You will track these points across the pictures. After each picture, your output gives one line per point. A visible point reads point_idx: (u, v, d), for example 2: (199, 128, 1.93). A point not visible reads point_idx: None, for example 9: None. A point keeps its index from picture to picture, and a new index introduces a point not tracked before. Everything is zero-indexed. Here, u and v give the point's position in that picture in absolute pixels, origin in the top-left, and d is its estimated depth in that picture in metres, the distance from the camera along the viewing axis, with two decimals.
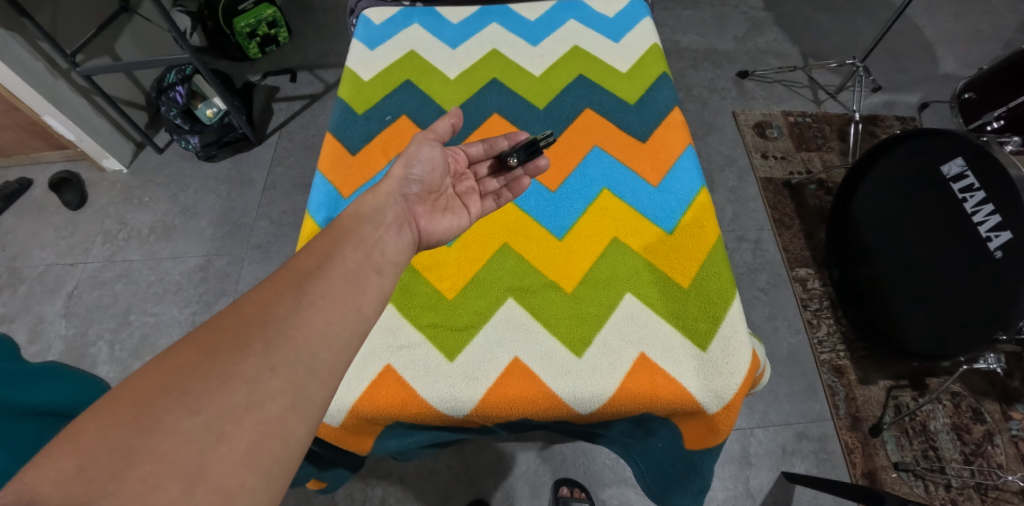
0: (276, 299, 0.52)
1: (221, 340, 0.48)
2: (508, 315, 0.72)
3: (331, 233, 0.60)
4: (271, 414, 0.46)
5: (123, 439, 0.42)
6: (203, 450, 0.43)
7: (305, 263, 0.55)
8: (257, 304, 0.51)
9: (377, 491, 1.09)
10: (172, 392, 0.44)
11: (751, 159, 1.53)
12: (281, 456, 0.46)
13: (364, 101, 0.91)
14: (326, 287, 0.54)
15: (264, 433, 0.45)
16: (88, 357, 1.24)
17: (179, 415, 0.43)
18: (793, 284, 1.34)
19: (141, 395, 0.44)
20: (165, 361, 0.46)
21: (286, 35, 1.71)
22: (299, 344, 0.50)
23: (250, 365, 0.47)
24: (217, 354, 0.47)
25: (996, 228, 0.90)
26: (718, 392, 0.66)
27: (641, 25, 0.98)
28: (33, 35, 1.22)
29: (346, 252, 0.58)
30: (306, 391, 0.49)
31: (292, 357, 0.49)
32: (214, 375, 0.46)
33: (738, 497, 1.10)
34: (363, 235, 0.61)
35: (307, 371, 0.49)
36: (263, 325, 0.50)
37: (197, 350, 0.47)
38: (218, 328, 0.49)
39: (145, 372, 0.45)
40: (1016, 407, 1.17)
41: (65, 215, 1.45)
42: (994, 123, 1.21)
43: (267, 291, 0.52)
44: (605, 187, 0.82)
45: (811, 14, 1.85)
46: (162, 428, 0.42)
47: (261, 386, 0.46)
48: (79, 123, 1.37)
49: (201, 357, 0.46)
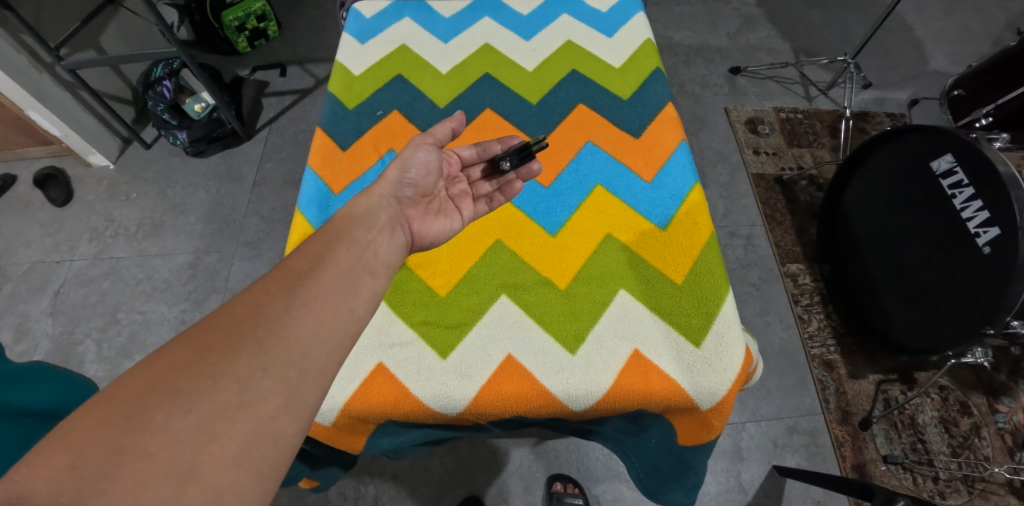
0: (267, 299, 0.51)
1: (214, 340, 0.47)
2: (500, 312, 0.71)
3: (322, 233, 0.60)
4: (263, 414, 0.45)
5: (115, 437, 0.41)
6: (194, 448, 0.42)
7: (298, 264, 0.55)
8: (249, 305, 0.50)
9: (370, 489, 1.08)
10: (163, 391, 0.43)
11: (742, 155, 1.53)
12: (273, 456, 0.45)
13: (355, 96, 0.90)
14: (319, 289, 0.53)
15: (255, 432, 0.44)
16: (76, 357, 1.22)
17: (170, 414, 0.42)
18: (784, 279, 1.35)
19: (134, 394, 0.43)
20: (159, 361, 0.45)
21: (275, 29, 1.69)
22: (292, 344, 0.49)
23: (243, 365, 0.46)
24: (210, 353, 0.46)
25: (984, 224, 0.90)
26: (712, 388, 0.66)
27: (634, 20, 0.97)
28: (15, 27, 1.19)
29: (339, 252, 0.57)
30: (298, 391, 0.48)
31: (285, 357, 0.48)
32: (206, 375, 0.45)
33: (730, 491, 1.11)
34: (357, 235, 0.60)
35: (299, 371, 0.48)
36: (256, 325, 0.49)
37: (190, 349, 0.46)
38: (212, 328, 0.48)
39: (137, 370, 0.44)
40: (1002, 400, 1.19)
41: (51, 212, 1.42)
42: (982, 119, 1.23)
43: (260, 291, 0.51)
44: (598, 184, 0.81)
45: (803, 10, 1.85)
46: (152, 427, 0.42)
47: (252, 386, 0.46)
48: (64, 118, 1.34)
49: (192, 356, 0.45)
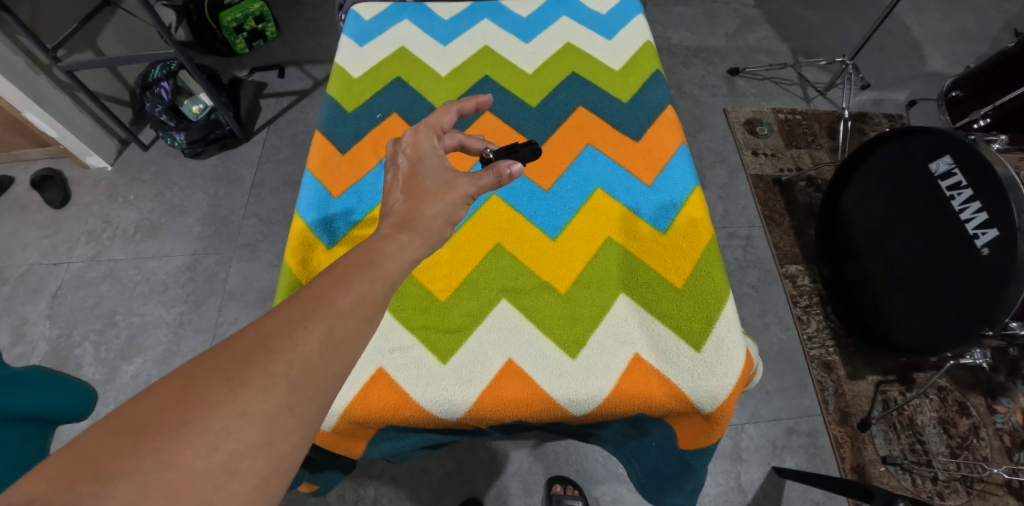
0: (302, 334, 0.43)
1: (248, 375, 0.40)
2: (500, 317, 0.71)
3: (361, 245, 0.53)
4: (282, 451, 0.40)
5: (139, 470, 0.36)
6: (215, 484, 0.37)
7: (338, 301, 0.46)
8: (286, 336, 0.42)
9: (369, 491, 1.08)
10: (192, 426, 0.37)
11: (741, 156, 1.53)
12: (288, 484, 0.41)
13: (353, 99, 0.90)
14: (353, 329, 0.45)
15: (274, 467, 0.39)
16: (74, 359, 1.22)
17: (197, 450, 0.37)
18: (783, 280, 1.35)
19: (161, 423, 0.37)
20: (189, 389, 0.39)
21: (273, 30, 1.69)
22: (318, 382, 0.42)
23: (273, 404, 0.40)
24: (242, 388, 0.39)
25: (982, 226, 0.90)
26: (713, 392, 0.66)
27: (634, 23, 0.96)
28: (13, 30, 1.19)
29: (371, 279, 0.49)
30: (314, 425, 0.42)
31: (310, 395, 0.42)
32: (236, 414, 0.39)
33: (729, 493, 1.10)
34: (393, 254, 0.53)
35: (320, 408, 0.42)
36: (290, 364, 0.41)
37: (221, 381, 0.39)
38: (248, 361, 0.41)
39: (169, 397, 0.38)
40: (1001, 401, 1.20)
41: (48, 214, 1.42)
42: (981, 121, 1.23)
43: (294, 323, 0.43)
44: (599, 186, 0.81)
45: (801, 11, 1.85)
46: (177, 464, 0.36)
47: (274, 424, 0.40)
48: (61, 119, 1.34)
49: (224, 391, 0.39)
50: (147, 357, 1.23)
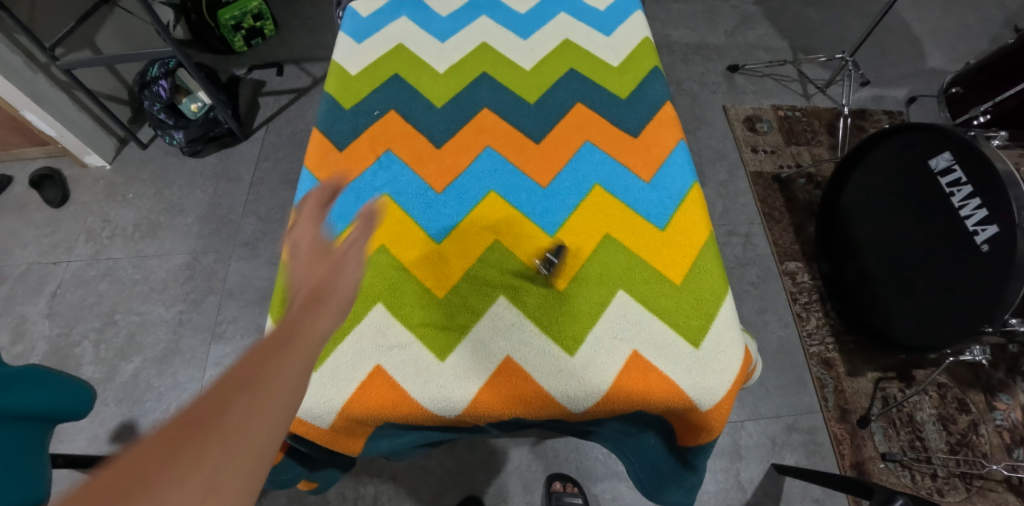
0: (231, 402, 0.35)
1: (166, 454, 0.32)
2: (498, 314, 0.71)
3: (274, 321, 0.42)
4: None
5: None
6: None
7: (264, 365, 0.38)
8: (208, 406, 0.34)
9: (369, 489, 1.08)
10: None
11: (741, 153, 1.53)
12: None
13: (351, 96, 0.90)
14: (290, 385, 0.38)
15: None
16: (74, 358, 1.22)
17: None
18: (783, 277, 1.35)
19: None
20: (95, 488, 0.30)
21: (272, 28, 1.68)
22: (259, 448, 0.35)
23: (205, 480, 0.32)
24: (158, 470, 0.31)
25: (982, 222, 0.90)
26: (711, 389, 0.66)
27: (633, 19, 0.96)
28: (10, 28, 1.18)
29: (302, 337, 0.41)
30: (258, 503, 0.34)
31: (248, 464, 0.34)
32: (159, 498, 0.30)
33: (729, 490, 1.10)
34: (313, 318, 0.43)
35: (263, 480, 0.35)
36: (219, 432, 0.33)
37: (131, 471, 0.31)
38: (167, 445, 0.32)
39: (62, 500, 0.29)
40: (1000, 397, 1.20)
41: (47, 213, 1.41)
42: (980, 117, 1.23)
43: (215, 391, 0.35)
44: (597, 183, 0.81)
45: (801, 8, 1.85)
46: None
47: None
48: (59, 118, 1.33)
49: (137, 480, 0.31)
50: (147, 355, 1.23)
